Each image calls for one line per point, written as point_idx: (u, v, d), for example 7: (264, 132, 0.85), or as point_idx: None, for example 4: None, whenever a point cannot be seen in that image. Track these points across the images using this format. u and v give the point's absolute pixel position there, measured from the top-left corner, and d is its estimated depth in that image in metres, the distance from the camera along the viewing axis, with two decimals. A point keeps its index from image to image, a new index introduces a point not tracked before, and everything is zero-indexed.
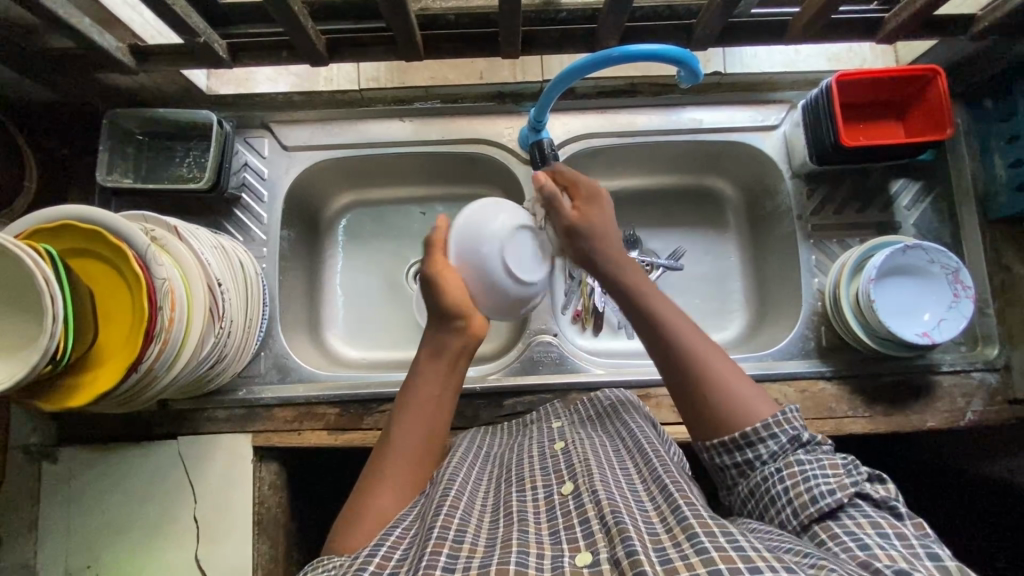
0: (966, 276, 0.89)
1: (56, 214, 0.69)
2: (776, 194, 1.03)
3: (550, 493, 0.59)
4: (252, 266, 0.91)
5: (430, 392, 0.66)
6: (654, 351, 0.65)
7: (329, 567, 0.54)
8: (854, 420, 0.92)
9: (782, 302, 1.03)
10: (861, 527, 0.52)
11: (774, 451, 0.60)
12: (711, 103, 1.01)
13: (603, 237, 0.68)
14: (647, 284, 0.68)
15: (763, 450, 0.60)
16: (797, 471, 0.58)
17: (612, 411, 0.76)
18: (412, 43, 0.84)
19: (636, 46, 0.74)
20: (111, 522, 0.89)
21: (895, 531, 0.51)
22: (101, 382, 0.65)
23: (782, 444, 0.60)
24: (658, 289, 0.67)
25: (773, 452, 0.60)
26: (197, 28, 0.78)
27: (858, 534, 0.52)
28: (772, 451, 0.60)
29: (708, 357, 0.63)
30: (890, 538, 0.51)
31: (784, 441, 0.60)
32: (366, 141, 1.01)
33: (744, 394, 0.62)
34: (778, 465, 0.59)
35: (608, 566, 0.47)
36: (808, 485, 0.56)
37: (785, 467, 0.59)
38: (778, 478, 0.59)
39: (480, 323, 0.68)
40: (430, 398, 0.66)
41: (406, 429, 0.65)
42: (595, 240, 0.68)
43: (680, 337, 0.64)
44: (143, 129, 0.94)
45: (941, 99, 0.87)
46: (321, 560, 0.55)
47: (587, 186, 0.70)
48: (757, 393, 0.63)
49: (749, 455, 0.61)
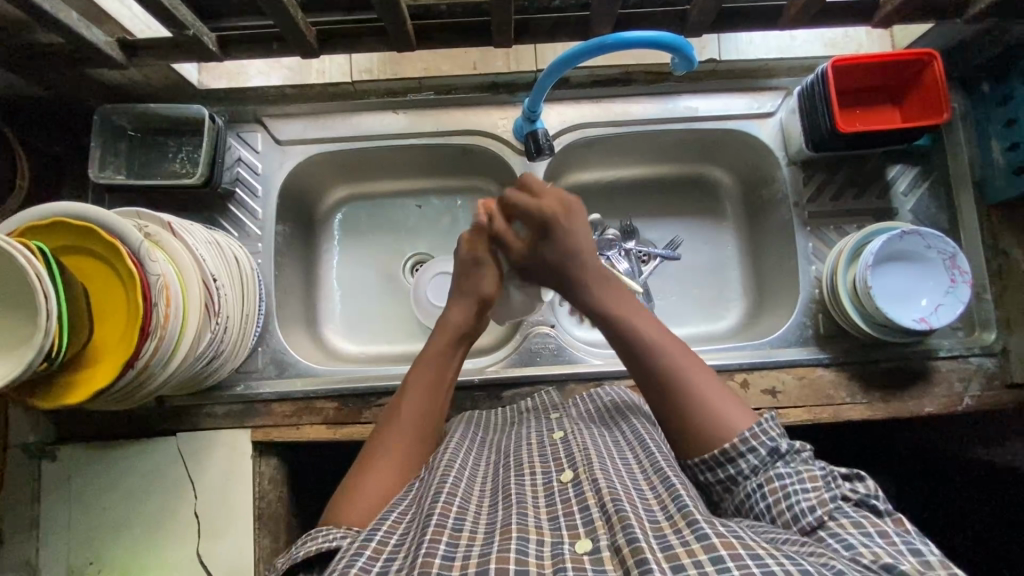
0: (962, 260, 0.88)
1: (48, 210, 0.68)
2: (772, 182, 1.03)
3: (550, 480, 0.59)
4: (248, 261, 0.91)
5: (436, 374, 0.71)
6: (624, 362, 0.69)
7: (331, 539, 0.55)
8: (852, 406, 0.92)
9: (780, 291, 1.02)
10: (843, 527, 0.52)
11: (754, 465, 0.59)
12: (708, 91, 1.00)
13: (557, 256, 0.75)
14: (628, 305, 0.71)
15: (743, 466, 0.59)
16: (778, 486, 0.57)
17: (616, 410, 0.75)
18: (403, 32, 0.83)
19: (629, 33, 0.73)
20: (112, 520, 0.89)
21: (877, 529, 0.51)
22: (98, 380, 0.65)
23: (762, 458, 0.59)
24: (638, 307, 0.71)
25: (752, 468, 0.59)
26: (186, 21, 0.77)
27: (841, 534, 0.51)
28: (752, 466, 0.59)
29: (682, 370, 0.65)
30: (872, 536, 0.50)
31: (764, 454, 0.59)
32: (358, 135, 1.00)
33: (721, 404, 0.63)
34: (759, 481, 0.58)
35: (608, 554, 0.47)
36: (790, 502, 0.55)
37: (765, 483, 0.58)
38: (758, 495, 0.58)
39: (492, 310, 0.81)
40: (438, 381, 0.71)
41: (412, 405, 0.68)
42: (556, 258, 0.75)
43: (654, 349, 0.66)
44: (135, 125, 0.93)
45: (937, 82, 0.87)
46: (319, 531, 0.57)
47: (540, 210, 0.75)
48: (733, 407, 0.63)
49: (729, 473, 0.60)
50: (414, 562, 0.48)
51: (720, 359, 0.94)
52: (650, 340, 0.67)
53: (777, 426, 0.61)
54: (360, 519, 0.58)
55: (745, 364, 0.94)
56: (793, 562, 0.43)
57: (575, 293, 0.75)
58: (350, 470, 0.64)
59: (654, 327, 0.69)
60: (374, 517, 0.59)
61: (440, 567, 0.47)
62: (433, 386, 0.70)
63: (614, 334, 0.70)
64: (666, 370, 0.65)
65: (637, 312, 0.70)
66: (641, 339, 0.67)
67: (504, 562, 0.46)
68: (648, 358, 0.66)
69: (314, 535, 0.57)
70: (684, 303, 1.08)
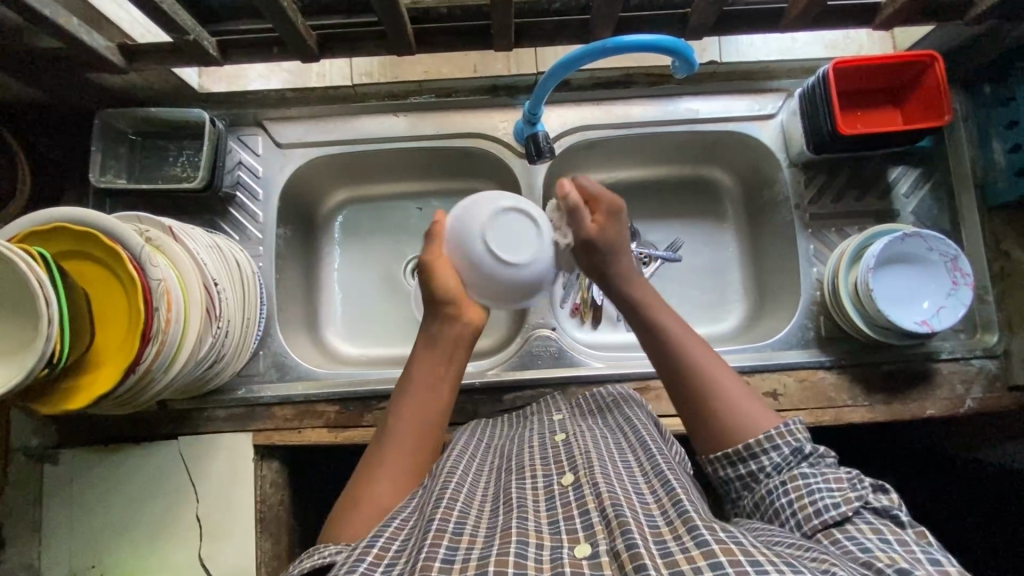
0: (965, 263, 0.88)
1: (49, 215, 0.68)
2: (774, 184, 1.03)
3: (550, 483, 0.59)
4: (249, 264, 0.91)
5: (426, 380, 0.71)
6: (653, 356, 0.69)
7: (328, 553, 0.55)
8: (853, 409, 0.92)
9: (781, 293, 1.02)
10: (863, 532, 0.51)
11: (777, 463, 0.60)
12: (709, 93, 1.00)
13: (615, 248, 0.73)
14: (656, 303, 0.71)
15: (766, 463, 0.60)
16: (801, 484, 0.57)
17: (613, 404, 0.77)
18: (402, 36, 0.83)
19: (629, 36, 0.73)
20: (114, 523, 0.90)
21: (897, 538, 0.50)
22: (98, 385, 0.65)
23: (785, 456, 0.60)
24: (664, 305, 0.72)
25: (775, 466, 0.60)
26: (186, 26, 0.77)
27: (861, 538, 0.51)
28: (775, 463, 0.60)
29: (709, 368, 0.66)
30: (892, 543, 0.50)
31: (788, 453, 0.60)
32: (359, 138, 1.00)
33: (744, 404, 0.64)
34: (782, 478, 0.59)
35: (607, 559, 0.47)
36: (813, 498, 0.56)
37: (788, 480, 0.58)
38: (781, 492, 0.58)
39: (473, 310, 0.74)
40: (427, 386, 0.70)
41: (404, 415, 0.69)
42: (604, 245, 0.72)
43: (682, 346, 0.67)
44: (135, 129, 0.93)
45: (939, 86, 0.87)
46: (317, 547, 0.57)
47: (607, 202, 0.74)
48: (755, 407, 0.64)
49: (751, 469, 0.61)
50: (413, 566, 0.48)
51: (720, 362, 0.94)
52: (677, 337, 0.68)
53: (803, 429, 0.61)
54: (360, 526, 0.59)
55: (746, 367, 0.94)
56: (792, 568, 0.43)
57: (607, 285, 0.74)
58: (349, 486, 0.64)
59: (680, 326, 0.69)
60: (371, 525, 0.59)
61: (440, 571, 0.47)
62: (424, 392, 0.70)
63: (644, 329, 0.70)
64: (693, 368, 0.66)
65: (664, 310, 0.71)
66: (668, 336, 0.68)
67: (504, 565, 0.46)
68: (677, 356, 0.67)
69: (312, 552, 0.57)
70: (686, 305, 1.08)
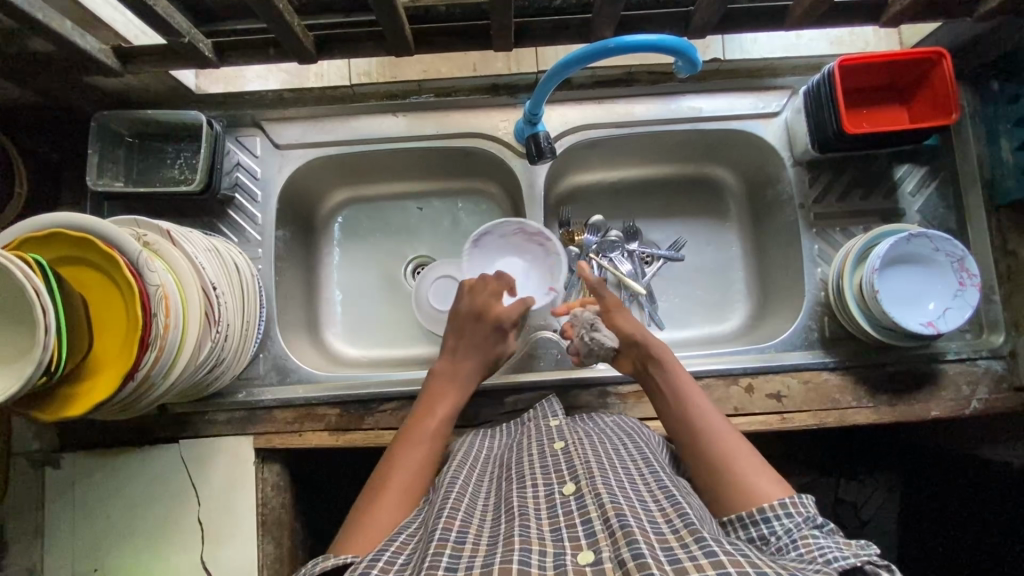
0: (972, 264, 0.87)
1: (45, 222, 0.67)
2: (777, 182, 1.02)
3: (552, 491, 0.58)
4: (248, 268, 0.90)
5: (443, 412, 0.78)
6: (678, 427, 0.73)
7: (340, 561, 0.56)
8: (858, 410, 0.91)
9: (784, 293, 1.02)
10: None
11: (789, 527, 0.58)
12: (712, 90, 0.99)
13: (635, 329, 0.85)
14: (691, 386, 0.77)
15: (778, 528, 0.58)
16: (812, 543, 0.55)
17: (611, 424, 0.76)
18: (401, 37, 0.82)
19: (631, 36, 0.72)
20: (116, 528, 0.89)
21: None
22: (98, 393, 0.65)
23: (796, 522, 0.58)
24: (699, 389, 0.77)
25: (787, 530, 0.58)
26: (181, 28, 0.76)
27: None
28: (787, 528, 0.58)
29: (727, 437, 0.69)
30: None
31: (799, 521, 0.58)
32: (357, 138, 0.99)
33: (761, 476, 0.64)
34: (793, 537, 0.57)
35: (611, 566, 0.46)
36: (823, 551, 0.53)
37: (800, 537, 0.56)
38: (792, 548, 0.56)
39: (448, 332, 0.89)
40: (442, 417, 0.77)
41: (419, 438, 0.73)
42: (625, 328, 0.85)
43: (702, 416, 0.72)
44: (132, 131, 0.92)
45: (948, 82, 0.85)
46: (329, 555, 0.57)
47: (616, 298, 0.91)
48: (774, 483, 0.63)
49: (762, 533, 0.59)
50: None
51: (722, 364, 0.93)
52: (699, 407, 0.73)
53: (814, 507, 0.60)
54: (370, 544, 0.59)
55: (748, 369, 0.93)
56: None
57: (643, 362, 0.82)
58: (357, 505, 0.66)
59: (712, 410, 0.73)
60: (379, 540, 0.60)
61: None
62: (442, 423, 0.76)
63: (673, 404, 0.75)
64: (710, 434, 0.69)
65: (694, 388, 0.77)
66: (688, 403, 0.74)
67: (507, 572, 0.46)
68: (697, 423, 0.71)
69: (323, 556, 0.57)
70: (687, 304, 1.07)
